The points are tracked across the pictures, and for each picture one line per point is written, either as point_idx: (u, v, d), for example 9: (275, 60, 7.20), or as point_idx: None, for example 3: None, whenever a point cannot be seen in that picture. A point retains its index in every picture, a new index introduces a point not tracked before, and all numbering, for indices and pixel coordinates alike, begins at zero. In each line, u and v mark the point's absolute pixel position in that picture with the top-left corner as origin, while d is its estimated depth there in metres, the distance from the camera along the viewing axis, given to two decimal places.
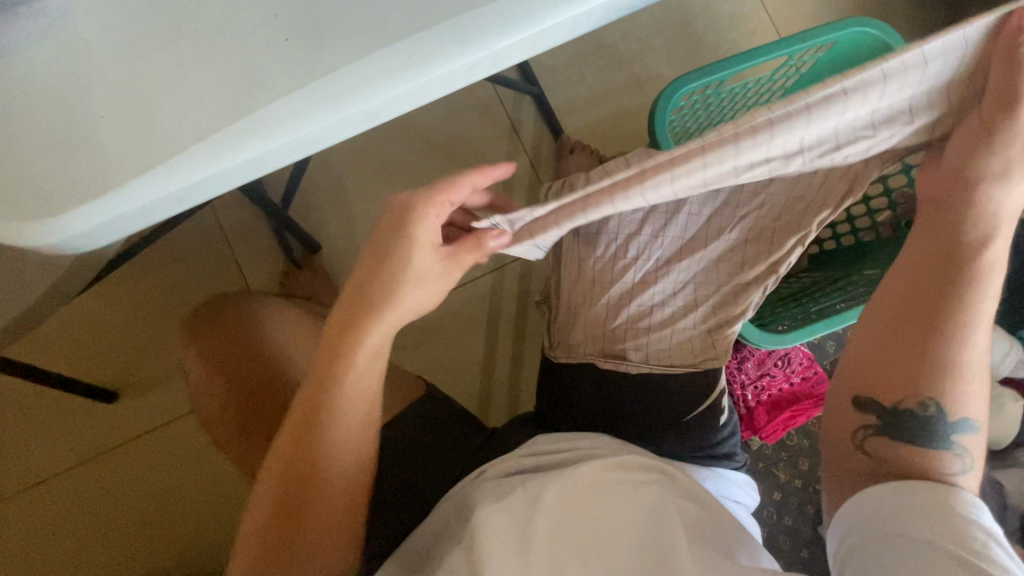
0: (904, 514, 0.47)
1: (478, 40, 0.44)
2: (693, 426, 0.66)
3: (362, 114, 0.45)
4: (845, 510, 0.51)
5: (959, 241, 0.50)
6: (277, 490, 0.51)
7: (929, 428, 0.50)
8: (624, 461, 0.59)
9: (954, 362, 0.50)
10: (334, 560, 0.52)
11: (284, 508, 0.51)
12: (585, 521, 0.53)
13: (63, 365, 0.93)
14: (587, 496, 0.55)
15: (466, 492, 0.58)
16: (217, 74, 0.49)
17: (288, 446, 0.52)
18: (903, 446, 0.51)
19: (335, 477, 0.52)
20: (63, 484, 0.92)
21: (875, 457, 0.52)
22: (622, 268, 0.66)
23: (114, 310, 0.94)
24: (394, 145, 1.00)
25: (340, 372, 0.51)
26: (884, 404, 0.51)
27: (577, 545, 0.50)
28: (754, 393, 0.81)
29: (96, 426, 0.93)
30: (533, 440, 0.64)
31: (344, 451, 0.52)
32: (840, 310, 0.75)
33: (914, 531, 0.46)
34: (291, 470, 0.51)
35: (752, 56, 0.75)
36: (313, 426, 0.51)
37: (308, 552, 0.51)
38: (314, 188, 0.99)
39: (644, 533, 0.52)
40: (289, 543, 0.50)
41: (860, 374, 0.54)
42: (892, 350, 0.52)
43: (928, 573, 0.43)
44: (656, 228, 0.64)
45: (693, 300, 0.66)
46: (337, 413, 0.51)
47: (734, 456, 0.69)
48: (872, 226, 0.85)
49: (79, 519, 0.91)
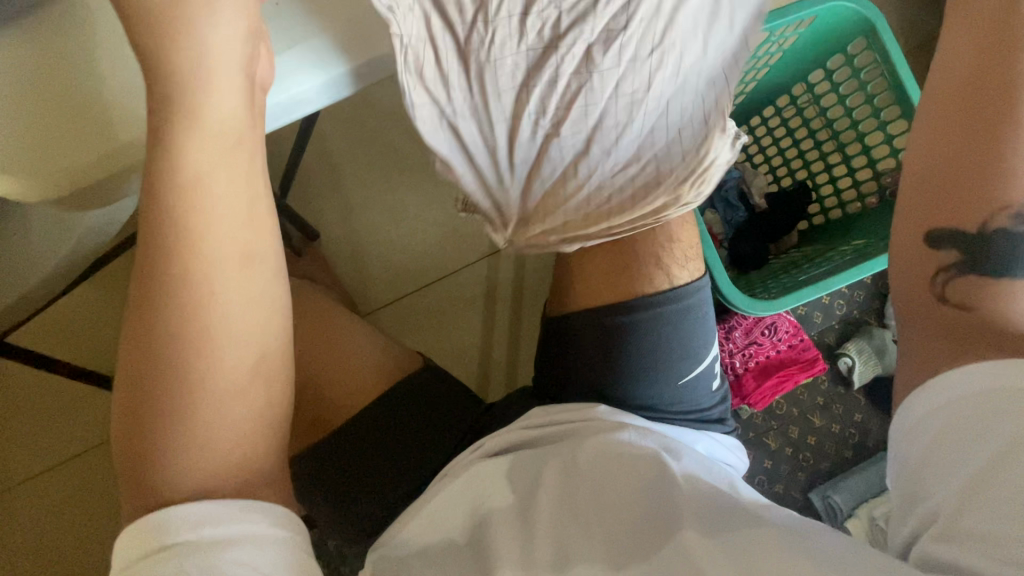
0: (957, 420, 0.43)
1: None
2: (683, 393, 0.67)
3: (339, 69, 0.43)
4: (903, 411, 0.48)
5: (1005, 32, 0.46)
6: (130, 376, 0.46)
7: (1009, 256, 0.47)
8: (619, 435, 0.60)
9: None
10: (213, 443, 0.45)
11: (136, 393, 0.45)
12: (588, 502, 0.55)
13: (73, 354, 0.95)
14: (585, 476, 0.57)
15: (469, 468, 0.60)
16: None
17: (132, 324, 0.46)
18: (984, 283, 0.47)
19: (187, 346, 0.45)
20: (72, 469, 0.94)
21: (957, 303, 0.48)
22: (553, 149, 0.54)
23: (118, 300, 0.96)
24: (389, 133, 1.04)
25: (165, 219, 0.45)
26: (963, 234, 0.48)
27: (582, 527, 0.53)
28: (743, 359, 0.84)
29: (106, 412, 0.96)
30: (528, 414, 0.66)
31: (188, 310, 0.45)
32: (831, 276, 0.77)
33: (966, 442, 0.42)
34: (135, 348, 0.45)
35: None
36: (150, 293, 0.45)
37: (174, 435, 0.45)
38: (314, 180, 1.03)
39: (645, 509, 0.54)
40: (150, 429, 0.45)
41: (934, 211, 0.50)
42: (959, 168, 0.48)
43: (981, 485, 0.40)
44: (573, 91, 0.51)
45: (651, 169, 0.56)
46: (171, 266, 0.45)
47: (725, 419, 0.71)
48: (859, 198, 0.88)
49: (87, 503, 0.94)
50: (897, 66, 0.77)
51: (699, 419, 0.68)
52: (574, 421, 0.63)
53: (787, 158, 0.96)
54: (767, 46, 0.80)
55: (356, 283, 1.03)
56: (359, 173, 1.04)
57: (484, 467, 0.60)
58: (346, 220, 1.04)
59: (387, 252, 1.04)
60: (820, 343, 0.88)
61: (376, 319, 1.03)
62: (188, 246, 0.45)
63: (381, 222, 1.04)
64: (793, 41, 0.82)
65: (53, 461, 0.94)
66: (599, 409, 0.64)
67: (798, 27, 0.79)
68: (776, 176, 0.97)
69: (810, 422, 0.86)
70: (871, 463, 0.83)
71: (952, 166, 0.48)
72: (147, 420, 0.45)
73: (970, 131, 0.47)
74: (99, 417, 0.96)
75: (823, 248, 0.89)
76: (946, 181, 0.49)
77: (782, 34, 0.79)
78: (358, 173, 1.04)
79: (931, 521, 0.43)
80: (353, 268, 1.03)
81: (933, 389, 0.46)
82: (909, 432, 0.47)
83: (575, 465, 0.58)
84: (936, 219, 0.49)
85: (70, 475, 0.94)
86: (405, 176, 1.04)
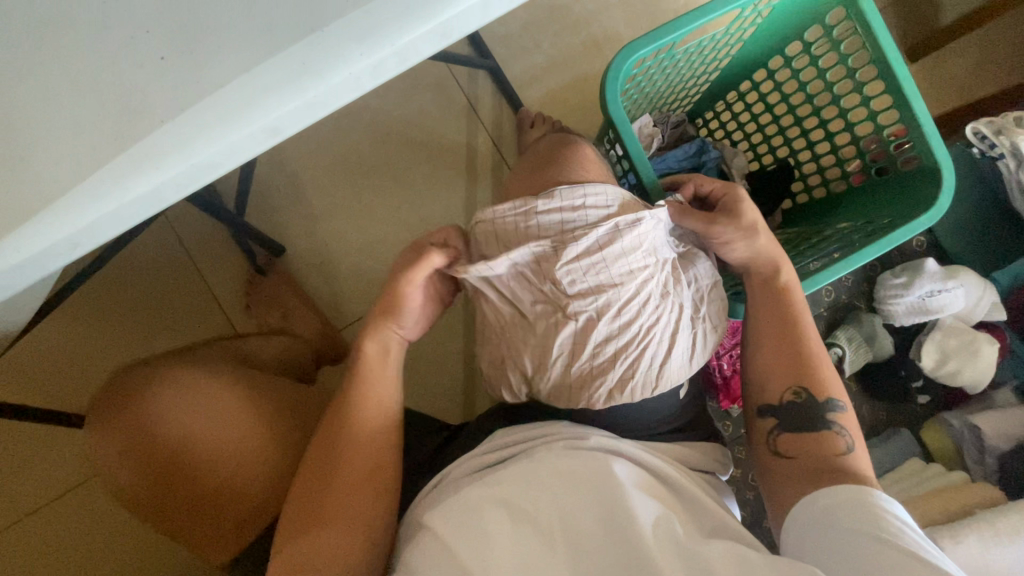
0: (838, 518, 0.47)
1: (377, 35, 0.31)
2: (654, 408, 0.59)
3: (259, 133, 0.31)
4: (795, 513, 0.51)
5: (724, 188, 0.62)
6: (302, 500, 0.55)
7: (808, 417, 0.56)
8: (581, 438, 0.55)
9: (809, 359, 0.59)
10: (353, 536, 0.53)
11: (306, 512, 0.54)
12: (546, 504, 0.49)
13: (33, 396, 0.88)
14: (546, 481, 0.50)
15: (422, 514, 0.54)
16: (86, 131, 0.32)
17: (309, 484, 0.55)
18: (805, 438, 0.55)
19: (341, 482, 0.55)
20: (32, 527, 0.85)
21: (788, 453, 0.55)
22: None
23: (79, 335, 0.90)
24: (350, 138, 0.99)
25: (342, 452, 0.56)
26: (775, 403, 0.58)
27: (528, 523, 0.48)
28: (730, 361, 0.79)
29: (65, 460, 0.86)
30: (493, 435, 0.60)
31: (354, 477, 0.55)
32: (817, 271, 0.72)
33: (853, 526, 0.46)
34: (313, 481, 0.55)
35: (704, 13, 0.69)
36: (328, 471, 0.55)
37: (333, 515, 0.54)
38: (275, 190, 0.98)
39: (598, 512, 0.48)
40: (317, 515, 0.54)
41: (763, 392, 0.59)
42: (777, 361, 0.59)
43: (866, 556, 0.43)
44: None
45: None
46: (344, 460, 0.56)
47: (700, 427, 0.64)
48: (842, 176, 0.83)
49: (56, 560, 0.85)
50: (878, 32, 0.70)
51: (661, 432, 0.61)
52: (532, 439, 0.57)
53: (766, 135, 0.90)
54: (740, 21, 0.77)
55: (328, 298, 0.98)
56: (321, 180, 0.99)
57: (447, 479, 0.56)
58: (311, 230, 0.98)
59: (357, 261, 0.99)
60: None
61: (353, 334, 0.98)
62: (361, 452, 0.56)
63: (349, 230, 0.99)
64: (769, 13, 0.78)
65: (11, 519, 0.84)
66: (564, 425, 0.58)
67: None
68: (756, 154, 0.93)
69: None
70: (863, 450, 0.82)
71: (768, 353, 0.60)
72: (321, 521, 0.53)
73: (790, 331, 0.59)
74: (58, 466, 0.86)
75: (808, 232, 0.85)
76: (769, 358, 0.60)
77: (754, 6, 0.76)
78: (320, 181, 0.99)
79: (806, 542, 0.48)
80: (324, 281, 0.98)
81: (801, 505, 0.51)
82: (811, 523, 0.49)
83: (540, 472, 0.51)
84: (765, 399, 0.59)
85: (31, 532, 0.85)
86: (370, 178, 1.00)
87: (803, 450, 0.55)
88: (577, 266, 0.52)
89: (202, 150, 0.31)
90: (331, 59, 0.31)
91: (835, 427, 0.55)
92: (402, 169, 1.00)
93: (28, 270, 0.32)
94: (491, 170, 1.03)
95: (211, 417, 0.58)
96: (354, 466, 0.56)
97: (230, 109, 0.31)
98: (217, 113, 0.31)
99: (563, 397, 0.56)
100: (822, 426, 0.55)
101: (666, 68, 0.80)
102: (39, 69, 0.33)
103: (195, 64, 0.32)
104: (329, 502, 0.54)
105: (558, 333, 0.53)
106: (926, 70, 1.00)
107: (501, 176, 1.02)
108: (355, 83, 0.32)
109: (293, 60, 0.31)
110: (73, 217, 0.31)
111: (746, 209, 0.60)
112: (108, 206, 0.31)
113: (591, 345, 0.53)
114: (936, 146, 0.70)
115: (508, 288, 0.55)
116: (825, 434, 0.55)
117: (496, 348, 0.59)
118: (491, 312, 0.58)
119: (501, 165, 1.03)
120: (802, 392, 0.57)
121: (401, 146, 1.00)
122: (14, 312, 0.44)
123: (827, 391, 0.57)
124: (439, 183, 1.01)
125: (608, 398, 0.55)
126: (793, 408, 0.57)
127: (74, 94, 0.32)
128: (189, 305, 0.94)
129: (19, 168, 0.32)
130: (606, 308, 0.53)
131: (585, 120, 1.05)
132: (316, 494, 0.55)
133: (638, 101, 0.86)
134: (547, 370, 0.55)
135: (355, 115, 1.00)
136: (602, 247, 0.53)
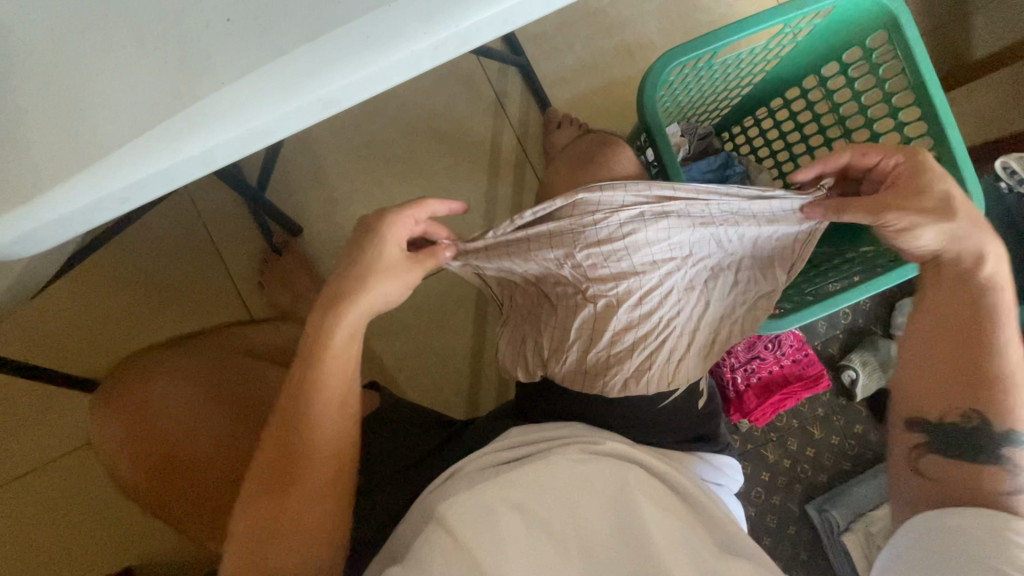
0: (955, 534, 0.50)
1: (441, 13, 0.31)
2: (668, 414, 0.60)
3: (316, 103, 0.31)
4: (914, 519, 0.54)
5: (906, 162, 0.53)
6: (255, 512, 0.49)
7: (976, 443, 0.54)
8: (600, 448, 0.54)
9: (994, 382, 0.54)
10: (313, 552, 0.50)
11: (262, 524, 0.49)
12: (564, 512, 0.48)
13: (43, 353, 0.88)
14: (561, 488, 0.50)
15: (432, 502, 0.53)
16: (146, 87, 0.32)
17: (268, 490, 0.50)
18: (963, 465, 0.55)
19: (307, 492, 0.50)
20: (27, 487, 0.82)
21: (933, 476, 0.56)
22: None
23: (92, 300, 0.90)
24: (375, 124, 0.99)
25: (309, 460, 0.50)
26: (933, 420, 0.56)
27: (545, 528, 0.47)
28: (744, 375, 0.81)
29: (68, 419, 0.84)
30: (506, 433, 0.59)
31: (322, 487, 0.51)
32: (837, 292, 0.72)
33: (969, 548, 0.49)
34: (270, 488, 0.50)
35: (747, 26, 0.69)
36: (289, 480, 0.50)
37: (292, 526, 0.49)
38: (296, 169, 0.98)
39: (615, 527, 0.48)
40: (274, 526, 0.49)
41: (927, 402, 0.57)
42: (946, 377, 0.56)
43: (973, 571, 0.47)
44: None
45: None
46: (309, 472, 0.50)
47: (715, 437, 0.65)
48: None
49: (50, 523, 0.83)
50: (917, 56, 0.69)
51: (679, 441, 0.62)
52: (547, 438, 0.57)
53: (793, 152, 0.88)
54: (779, 37, 0.77)
55: None
56: (344, 164, 0.98)
57: (458, 472, 0.55)
58: (330, 213, 0.98)
59: None
60: (823, 354, 0.86)
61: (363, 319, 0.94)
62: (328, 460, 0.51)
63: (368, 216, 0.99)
64: (809, 31, 0.77)
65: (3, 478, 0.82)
66: (580, 427, 0.57)
67: (814, 18, 0.75)
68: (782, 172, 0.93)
69: (809, 434, 0.84)
70: (870, 474, 0.82)
71: (944, 360, 0.56)
72: (279, 531, 0.49)
73: (966, 344, 0.55)
74: (62, 425, 0.84)
75: (829, 254, 0.84)
76: (941, 371, 0.56)
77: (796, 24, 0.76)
78: (343, 165, 0.98)
79: (918, 544, 0.52)
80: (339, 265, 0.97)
81: (923, 514, 0.54)
82: (929, 531, 0.52)
83: (554, 477, 0.50)
84: (926, 411, 0.57)
85: (25, 492, 0.82)
86: (392, 166, 0.99)
87: (955, 476, 0.55)
88: (597, 251, 0.50)
89: (258, 117, 0.31)
90: (395, 33, 0.31)
91: (1005, 462, 0.53)
92: (425, 159, 1.00)
93: (63, 227, 0.33)
94: (514, 167, 1.03)
95: (203, 413, 0.61)
96: (320, 473, 0.51)
97: (285, 77, 0.31)
98: (275, 79, 0.31)
99: (578, 382, 0.56)
100: (988, 460, 0.54)
101: (702, 78, 0.80)
102: (103, 31, 0.33)
103: (259, 28, 0.32)
104: (289, 511, 0.49)
105: (576, 317, 0.54)
106: (955, 103, 1.00)
107: (523, 175, 1.02)
108: (416, 60, 0.32)
109: (357, 34, 0.31)
110: (123, 171, 0.30)
111: (954, 188, 0.52)
112: (157, 166, 0.30)
113: (611, 332, 0.53)
114: (968, 175, 0.69)
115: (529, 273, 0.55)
116: (987, 468, 0.54)
117: (518, 331, 0.61)
118: (526, 300, 0.60)
119: (524, 163, 1.03)
120: (974, 416, 0.55)
121: (426, 137, 1.00)
122: (41, 267, 0.44)
123: (1008, 422, 0.54)
124: (461, 176, 1.01)
125: (623, 387, 0.55)
126: (951, 430, 0.55)
127: (135, 52, 0.33)
128: (204, 277, 0.94)
129: (78, 122, 0.32)
130: (626, 296, 0.52)
131: (612, 124, 1.05)
132: (275, 503, 0.50)
133: (671, 109, 0.86)
134: (563, 353, 0.55)
135: (383, 102, 0.99)
136: (625, 237, 0.50)
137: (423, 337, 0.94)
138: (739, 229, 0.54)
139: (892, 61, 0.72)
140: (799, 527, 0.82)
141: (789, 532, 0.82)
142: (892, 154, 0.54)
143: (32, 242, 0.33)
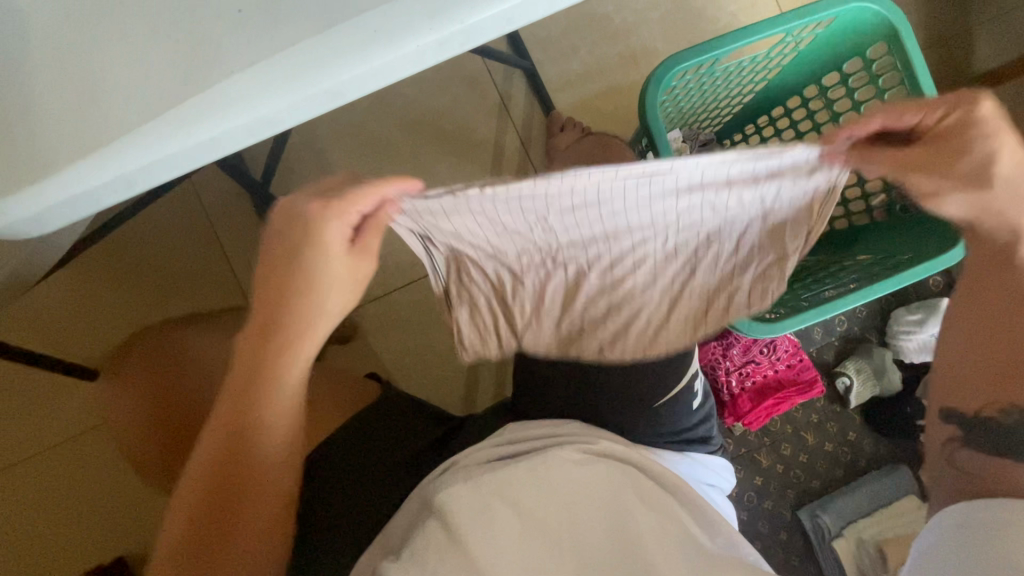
0: (998, 532, 0.44)
1: (447, 11, 0.31)
2: (661, 412, 0.61)
3: (323, 95, 0.32)
4: (950, 511, 0.48)
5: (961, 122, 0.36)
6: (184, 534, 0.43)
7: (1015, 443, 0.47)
8: (600, 452, 0.55)
9: None
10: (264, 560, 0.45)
11: (197, 546, 0.43)
12: (560, 509, 0.49)
13: (48, 339, 0.89)
14: (559, 488, 0.50)
15: (429, 492, 0.53)
16: (159, 73, 0.33)
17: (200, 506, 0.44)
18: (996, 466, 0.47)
19: (250, 501, 0.45)
20: (29, 471, 0.83)
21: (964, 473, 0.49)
22: None
23: (96, 288, 0.91)
24: (380, 123, 1.00)
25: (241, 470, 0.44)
26: (969, 413, 0.49)
27: (540, 522, 0.47)
28: (739, 379, 0.82)
29: (68, 404, 0.84)
30: (505, 428, 0.60)
31: (263, 489, 0.45)
32: (831, 299, 0.72)
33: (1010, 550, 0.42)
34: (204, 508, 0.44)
35: (748, 34, 0.70)
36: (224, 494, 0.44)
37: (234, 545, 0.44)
38: (301, 166, 0.99)
39: (611, 527, 0.48)
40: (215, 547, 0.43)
41: (960, 394, 0.50)
42: (984, 368, 0.48)
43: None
44: None
45: None
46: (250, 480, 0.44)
47: (710, 439, 0.66)
48: (867, 210, 0.84)
49: (49, 507, 0.83)
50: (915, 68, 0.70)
51: (673, 440, 0.62)
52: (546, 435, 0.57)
53: None
54: (781, 46, 0.78)
55: None
56: (348, 162, 0.99)
57: (456, 464, 0.55)
58: None
59: None
60: (818, 361, 0.86)
61: (363, 315, 0.93)
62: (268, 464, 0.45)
63: None
64: (811, 40, 0.78)
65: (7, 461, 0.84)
66: (577, 426, 0.58)
67: (816, 27, 0.76)
68: None
69: (803, 440, 0.84)
70: (863, 482, 0.82)
71: (984, 347, 0.48)
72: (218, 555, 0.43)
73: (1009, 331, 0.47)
74: (65, 411, 0.84)
75: (826, 262, 0.85)
76: (977, 360, 0.49)
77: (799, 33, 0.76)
78: (347, 162, 1.00)
79: (953, 539, 0.47)
80: None
81: (958, 506, 0.48)
82: (966, 526, 0.46)
83: (554, 476, 0.51)
84: (960, 403, 0.50)
85: (27, 475, 0.83)
86: (395, 165, 1.00)
87: (990, 478, 0.47)
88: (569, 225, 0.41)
89: (266, 106, 0.32)
90: (401, 29, 0.32)
91: None
92: (428, 158, 1.01)
93: (75, 208, 0.34)
94: (516, 169, 1.04)
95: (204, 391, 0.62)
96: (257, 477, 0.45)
97: (293, 69, 0.32)
98: (283, 70, 0.32)
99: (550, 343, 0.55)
100: None
101: (704, 84, 0.81)
102: (120, 20, 0.34)
103: (270, 21, 0.33)
104: (228, 525, 0.44)
105: (546, 282, 0.50)
106: None
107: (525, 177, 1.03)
108: (421, 56, 0.33)
109: (365, 29, 0.32)
110: (137, 153, 0.31)
111: (1004, 143, 0.37)
112: (169, 150, 0.31)
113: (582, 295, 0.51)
114: None
115: (487, 245, 0.44)
116: None
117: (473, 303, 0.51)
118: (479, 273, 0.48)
119: (526, 165, 1.04)
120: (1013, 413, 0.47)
121: (430, 137, 1.01)
122: (50, 249, 0.45)
123: None
124: (464, 176, 1.02)
125: (601, 349, 0.55)
126: (985, 426, 0.48)
127: (149, 41, 0.33)
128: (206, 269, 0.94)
129: (93, 105, 0.33)
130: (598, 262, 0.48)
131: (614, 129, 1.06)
132: (208, 524, 0.43)
133: (673, 115, 0.87)
134: (536, 315, 0.53)
135: (388, 101, 1.00)
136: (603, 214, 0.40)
137: (422, 334, 0.94)
138: (749, 201, 0.42)
139: (891, 72, 0.73)
140: (791, 533, 0.82)
141: (782, 537, 0.82)
142: (931, 106, 0.36)
143: (40, 222, 0.34)
